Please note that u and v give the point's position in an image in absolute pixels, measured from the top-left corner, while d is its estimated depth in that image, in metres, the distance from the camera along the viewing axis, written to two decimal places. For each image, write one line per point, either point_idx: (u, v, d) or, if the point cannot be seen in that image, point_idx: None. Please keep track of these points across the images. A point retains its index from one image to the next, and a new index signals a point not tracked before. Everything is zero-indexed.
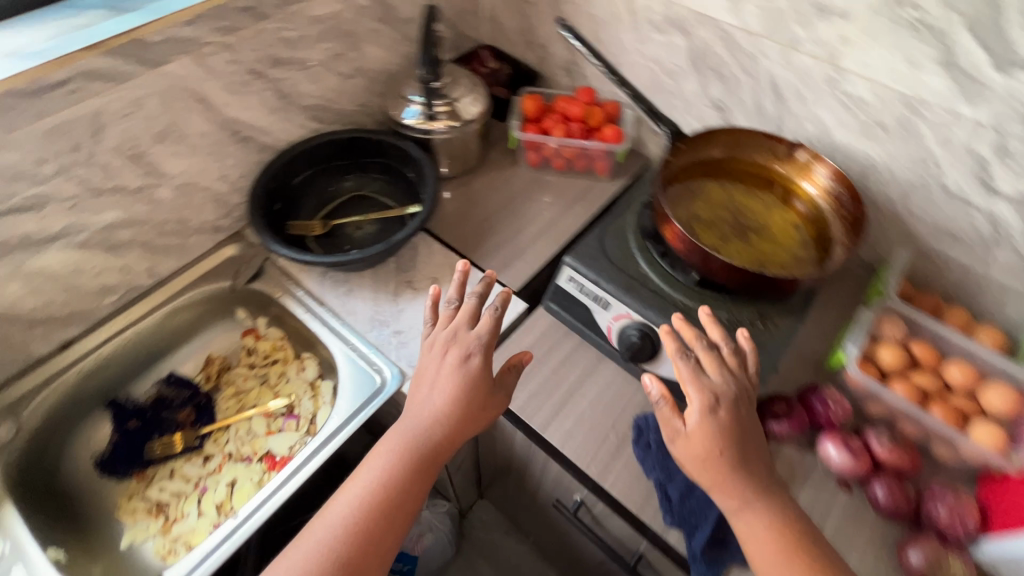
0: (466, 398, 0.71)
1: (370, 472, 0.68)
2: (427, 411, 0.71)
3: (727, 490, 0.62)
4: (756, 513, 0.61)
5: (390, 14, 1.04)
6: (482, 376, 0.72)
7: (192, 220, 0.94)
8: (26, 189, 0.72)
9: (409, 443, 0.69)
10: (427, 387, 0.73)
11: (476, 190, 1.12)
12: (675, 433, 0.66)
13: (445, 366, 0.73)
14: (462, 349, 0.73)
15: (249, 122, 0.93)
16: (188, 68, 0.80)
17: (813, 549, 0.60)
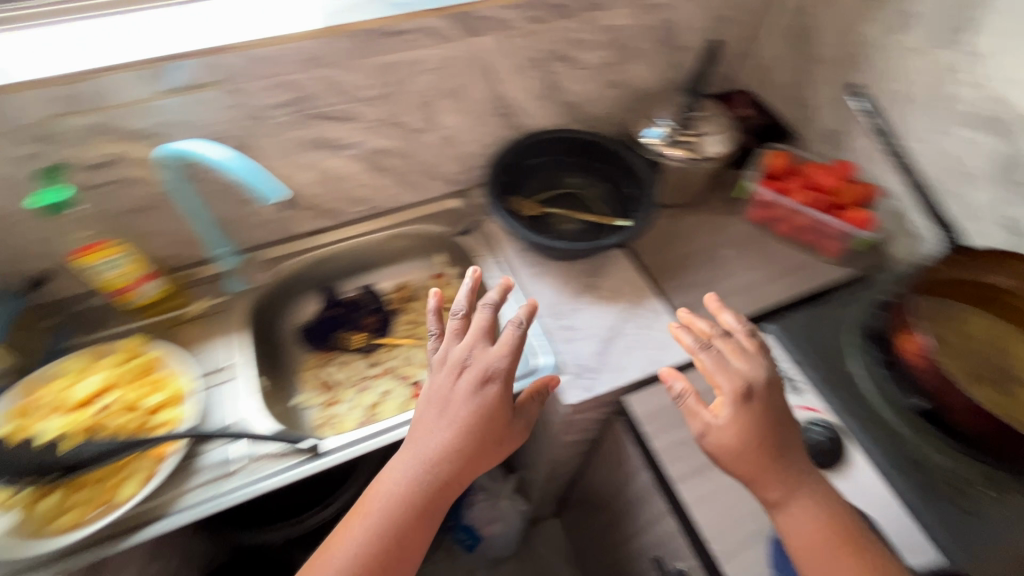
0: (483, 430, 0.71)
1: (371, 516, 0.66)
2: (435, 451, 0.69)
3: (774, 490, 0.62)
4: (810, 518, 0.61)
5: (671, 38, 1.07)
6: (499, 405, 0.73)
7: (437, 168, 1.07)
8: (347, 105, 0.89)
9: (413, 487, 0.67)
10: (439, 422, 0.71)
11: (685, 225, 1.10)
12: (705, 426, 0.64)
13: (460, 396, 0.72)
14: (478, 374, 0.73)
15: (514, 101, 1.03)
16: (492, 44, 0.92)
17: (859, 542, 0.60)
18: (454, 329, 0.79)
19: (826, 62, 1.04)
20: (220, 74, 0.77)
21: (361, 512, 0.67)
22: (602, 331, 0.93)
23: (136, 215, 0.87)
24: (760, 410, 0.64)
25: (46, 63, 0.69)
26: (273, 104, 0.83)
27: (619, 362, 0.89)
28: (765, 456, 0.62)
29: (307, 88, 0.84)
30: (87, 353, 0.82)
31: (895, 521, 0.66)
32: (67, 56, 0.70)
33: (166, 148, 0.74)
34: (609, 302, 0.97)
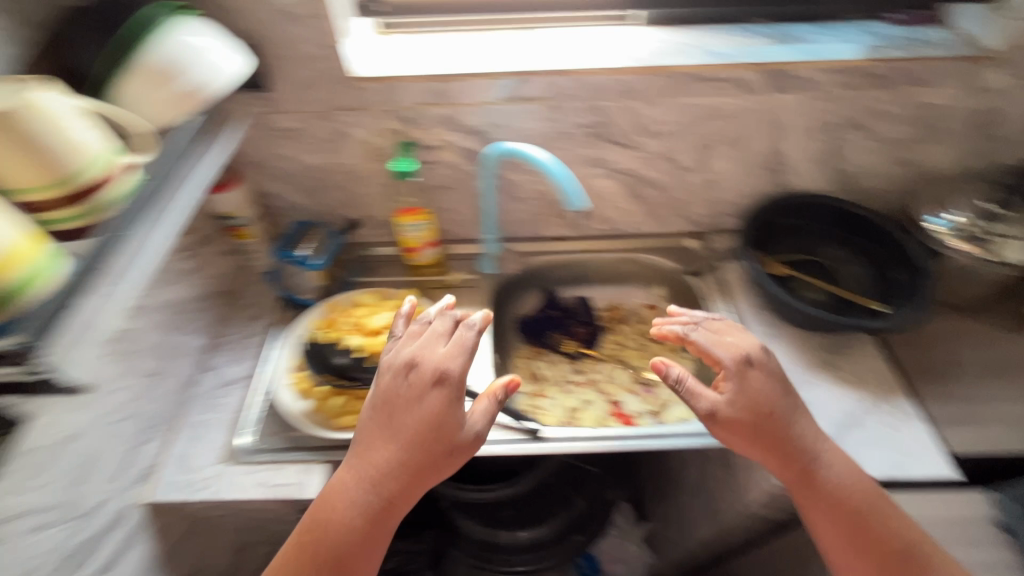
0: (428, 440, 0.69)
1: (319, 538, 0.67)
2: (381, 464, 0.69)
3: (784, 458, 0.72)
4: (834, 491, 0.71)
5: (993, 128, 0.96)
6: (447, 408, 0.71)
7: (688, 208, 1.09)
8: (636, 135, 0.95)
9: (360, 506, 0.68)
10: (386, 434, 0.71)
11: (953, 330, 0.97)
12: (714, 403, 0.73)
13: (403, 401, 0.72)
14: (426, 377, 0.72)
15: (790, 160, 1.01)
16: (793, 103, 0.92)
17: (877, 514, 0.70)
18: (411, 331, 0.80)
19: None
20: (549, 92, 0.88)
21: (308, 534, 0.68)
22: (838, 415, 0.87)
23: (437, 192, 1.03)
24: (759, 377, 0.75)
25: (432, 63, 0.86)
26: (579, 124, 0.93)
27: (858, 455, 0.81)
28: (767, 417, 0.73)
29: (612, 115, 0.92)
30: (376, 292, 1.01)
31: None
32: (447, 60, 0.87)
33: (498, 145, 0.87)
34: (851, 388, 0.90)
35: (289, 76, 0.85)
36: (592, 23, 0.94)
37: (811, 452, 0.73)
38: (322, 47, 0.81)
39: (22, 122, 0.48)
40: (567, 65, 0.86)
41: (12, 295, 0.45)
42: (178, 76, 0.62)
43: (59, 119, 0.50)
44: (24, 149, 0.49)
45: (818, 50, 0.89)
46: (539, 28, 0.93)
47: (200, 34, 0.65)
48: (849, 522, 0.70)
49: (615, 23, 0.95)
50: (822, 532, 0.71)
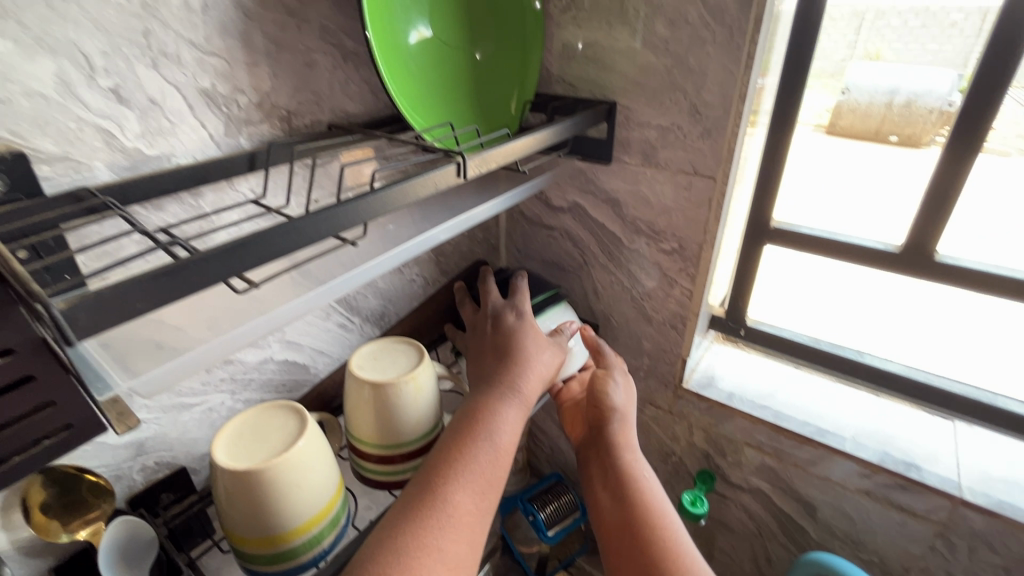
0: (543, 358, 0.58)
1: (473, 448, 0.48)
2: (513, 373, 0.55)
3: (602, 422, 0.58)
4: (631, 468, 0.54)
5: None
6: (544, 338, 0.60)
7: None
8: None
9: (510, 415, 0.52)
10: (516, 358, 0.56)
11: None
12: (606, 374, 0.62)
13: (528, 334, 0.59)
14: (505, 312, 0.62)
15: None
16: None
17: (658, 526, 0.49)
18: (467, 308, 0.68)
19: None
20: (947, 521, 0.61)
21: (452, 441, 0.48)
22: None
23: (717, 527, 0.83)
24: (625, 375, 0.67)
25: (780, 409, 0.71)
26: None
27: None
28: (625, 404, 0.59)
29: None
30: None
31: None
32: (799, 412, 0.70)
33: (847, 563, 0.64)
34: None
35: None
36: None
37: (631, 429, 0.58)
38: (662, 350, 0.77)
39: (392, 395, 0.53)
40: (996, 505, 0.58)
41: (306, 547, 0.48)
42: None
43: (418, 392, 0.54)
44: (381, 412, 0.53)
45: None
46: (955, 422, 0.68)
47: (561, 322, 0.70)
48: (632, 508, 0.51)
49: None
50: (604, 529, 0.52)
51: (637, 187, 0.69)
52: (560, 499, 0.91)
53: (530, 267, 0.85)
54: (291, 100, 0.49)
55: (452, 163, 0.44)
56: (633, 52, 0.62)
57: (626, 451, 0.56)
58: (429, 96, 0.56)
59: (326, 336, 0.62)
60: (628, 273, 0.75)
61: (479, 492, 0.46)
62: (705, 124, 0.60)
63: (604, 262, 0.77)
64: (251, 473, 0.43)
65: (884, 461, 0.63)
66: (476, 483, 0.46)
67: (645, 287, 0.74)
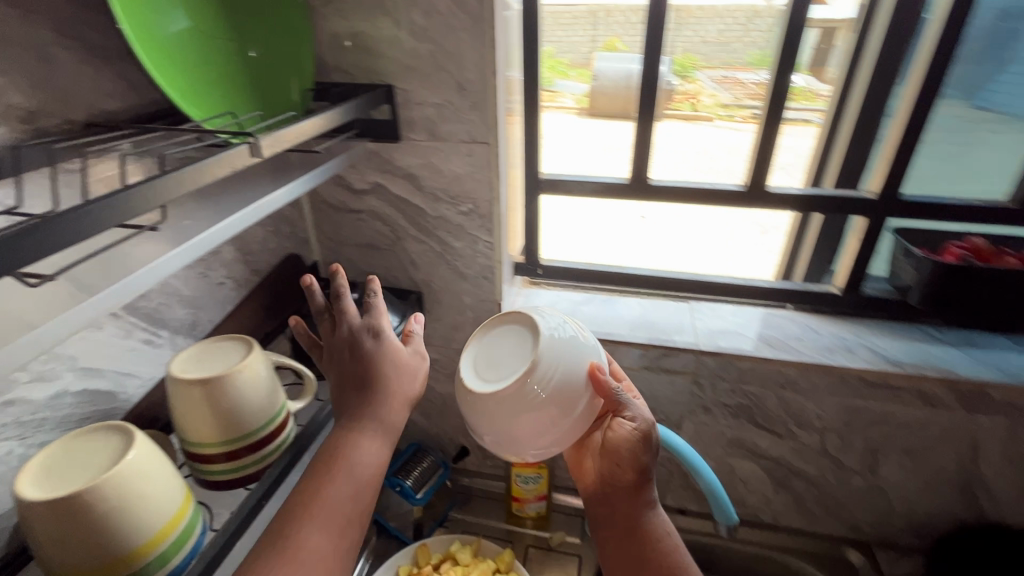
0: (405, 376, 0.58)
1: (329, 488, 0.50)
2: (370, 404, 0.55)
3: (620, 487, 0.60)
4: (649, 531, 0.59)
5: None
6: (406, 355, 0.59)
7: (849, 511, 0.91)
8: (792, 424, 0.85)
9: (370, 447, 0.54)
10: (372, 388, 0.56)
11: None
12: (619, 429, 0.59)
13: (383, 357, 0.58)
14: (360, 335, 0.58)
15: (990, 486, 0.83)
16: (994, 428, 0.78)
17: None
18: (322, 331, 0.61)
19: None
20: (696, 370, 0.84)
21: (305, 488, 0.51)
22: None
23: None
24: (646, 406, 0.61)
25: (578, 325, 0.88)
26: (722, 402, 0.87)
27: None
28: (645, 454, 0.58)
29: (762, 404, 0.85)
30: (471, 542, 0.90)
31: None
32: (593, 323, 0.89)
33: None
34: None
35: (444, 318, 0.91)
36: (745, 304, 0.92)
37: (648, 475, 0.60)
38: (481, 301, 0.88)
39: (226, 387, 0.52)
40: (720, 348, 0.83)
41: (159, 564, 0.46)
42: (571, 401, 0.55)
43: (254, 380, 0.55)
44: (218, 409, 0.53)
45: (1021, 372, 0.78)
46: (691, 302, 0.93)
47: (568, 328, 0.58)
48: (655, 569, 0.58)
49: (771, 306, 0.92)
50: None
51: (427, 160, 0.77)
52: (422, 464, 0.97)
53: (345, 253, 0.88)
54: (30, 99, 0.45)
55: (244, 144, 0.46)
56: (399, 40, 0.69)
57: (642, 511, 0.60)
58: (201, 85, 0.55)
59: (130, 357, 0.57)
60: (437, 239, 0.84)
61: (336, 527, 0.49)
62: (471, 98, 0.71)
63: (414, 234, 0.84)
64: (77, 495, 0.40)
65: (652, 341, 0.84)
66: (331, 519, 0.49)
67: (455, 248, 0.84)
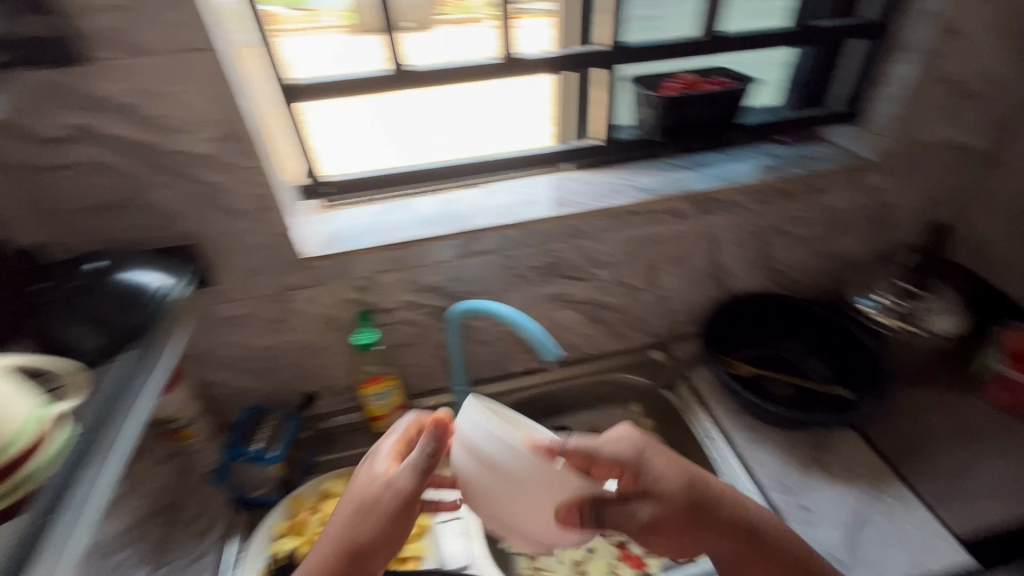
0: (387, 500, 0.61)
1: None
2: (347, 529, 0.61)
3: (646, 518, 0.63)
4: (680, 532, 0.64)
5: (883, 217, 1.11)
6: (397, 483, 0.62)
7: (647, 321, 1.14)
8: (591, 267, 1.00)
9: (326, 550, 0.61)
10: (354, 513, 0.61)
11: (910, 401, 1.04)
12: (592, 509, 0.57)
13: (374, 489, 0.62)
14: (380, 468, 0.64)
15: (729, 267, 1.10)
16: (722, 223, 1.02)
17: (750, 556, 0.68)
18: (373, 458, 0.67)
19: None
20: (502, 244, 0.92)
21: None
22: (844, 518, 0.87)
23: (399, 350, 1.00)
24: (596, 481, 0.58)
25: (382, 233, 0.88)
26: (532, 266, 0.97)
27: (877, 562, 0.81)
28: (642, 501, 0.63)
29: (563, 256, 0.98)
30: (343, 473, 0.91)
31: None
32: (400, 228, 0.89)
33: (466, 304, 0.85)
34: (846, 484, 0.92)
35: (235, 266, 0.82)
36: (530, 173, 1.01)
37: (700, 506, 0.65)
38: (271, 236, 0.80)
39: None
40: (520, 219, 0.91)
41: None
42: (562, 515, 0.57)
43: None
44: None
45: (731, 175, 1.01)
46: (484, 184, 0.98)
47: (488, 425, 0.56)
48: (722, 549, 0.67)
49: (551, 171, 1.02)
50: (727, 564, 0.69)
51: (135, 83, 0.64)
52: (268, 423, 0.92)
53: (73, 223, 0.71)
54: None
55: None
56: None
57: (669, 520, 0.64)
58: None
59: None
60: (190, 178, 0.72)
61: None
62: None
63: (157, 178, 0.71)
64: None
65: (461, 228, 0.88)
66: None
67: (216, 184, 0.73)
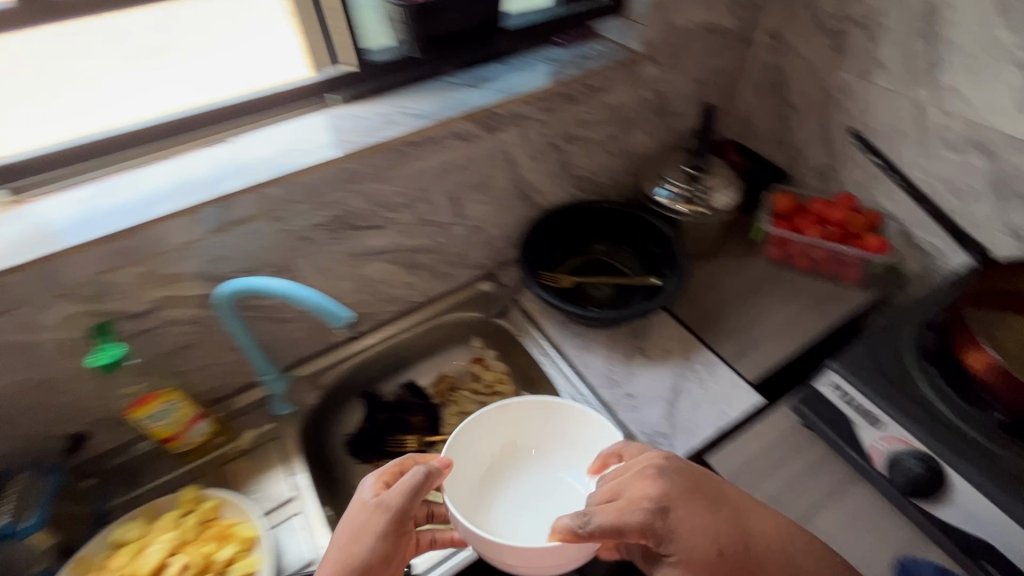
0: (382, 522, 0.62)
1: None
2: (339, 559, 0.61)
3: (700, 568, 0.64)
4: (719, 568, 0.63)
5: (663, 108, 1.15)
6: (388, 504, 0.63)
7: (467, 255, 1.10)
8: (384, 213, 0.91)
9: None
10: (348, 542, 0.61)
11: (708, 271, 1.15)
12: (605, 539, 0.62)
13: (371, 510, 0.64)
14: (370, 496, 0.66)
15: (534, 183, 1.08)
16: (513, 138, 0.97)
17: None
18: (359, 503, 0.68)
19: (800, 108, 1.17)
20: (264, 206, 0.78)
21: None
22: (663, 393, 0.95)
23: (179, 355, 0.84)
24: (609, 513, 0.62)
25: (91, 222, 0.69)
26: (314, 225, 0.85)
27: (692, 422, 0.90)
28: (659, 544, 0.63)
29: (349, 205, 0.86)
30: (140, 514, 0.78)
31: (997, 529, 0.68)
32: (117, 210, 0.71)
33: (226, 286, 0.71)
34: (663, 361, 1.00)
35: None
36: (289, 117, 0.87)
37: (720, 533, 0.65)
38: None
39: None
40: (277, 172, 0.77)
41: None
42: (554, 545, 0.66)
43: None
44: None
45: (511, 85, 0.95)
46: (231, 137, 0.82)
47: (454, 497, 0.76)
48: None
49: (313, 110, 0.89)
50: None
51: None
52: (17, 489, 0.74)
53: None
54: None
55: None
56: None
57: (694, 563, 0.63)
58: None
59: None
60: None
61: None
62: None
63: None
64: None
65: (198, 198, 0.72)
66: None
67: None
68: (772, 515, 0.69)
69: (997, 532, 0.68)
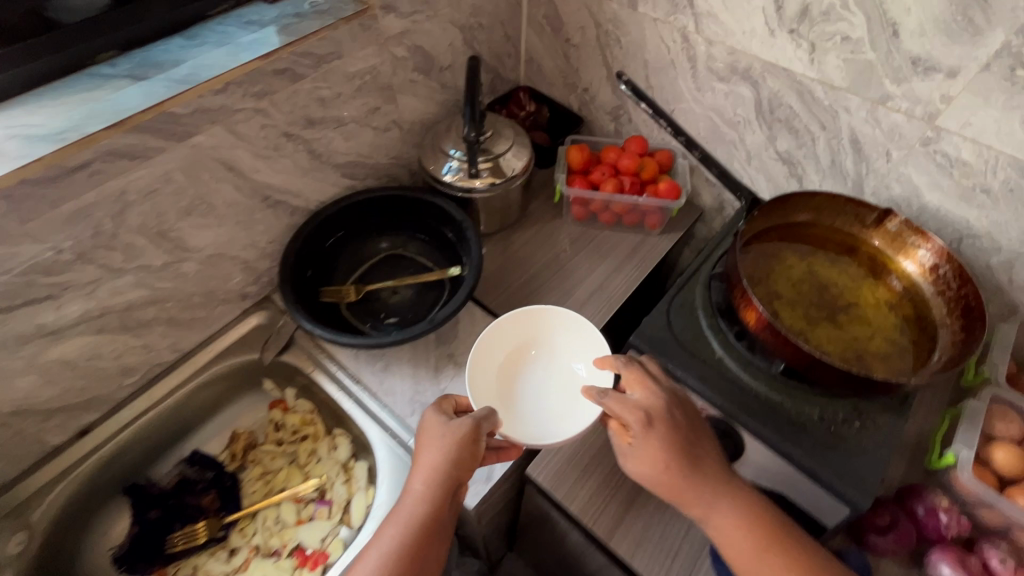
0: (461, 453, 0.69)
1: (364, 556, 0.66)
2: (429, 479, 0.68)
3: (676, 471, 0.65)
4: (694, 472, 0.66)
5: (427, 64, 0.97)
6: (467, 429, 0.70)
7: (219, 290, 0.87)
8: (43, 280, 0.66)
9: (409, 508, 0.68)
10: (440, 467, 0.68)
11: (516, 245, 1.06)
12: (625, 454, 0.68)
13: (454, 437, 0.70)
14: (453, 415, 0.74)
15: (280, 186, 0.86)
16: (221, 140, 0.74)
17: (781, 540, 0.64)
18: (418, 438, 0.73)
19: (580, 44, 1.06)
20: None
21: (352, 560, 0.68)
22: None
23: None
24: (619, 404, 0.68)
25: None
26: None
27: None
28: (639, 434, 0.66)
29: None
30: None
31: (785, 479, 0.70)
32: None
33: None
34: None
35: None
36: None
37: (687, 457, 0.66)
38: None
39: None
40: None
41: None
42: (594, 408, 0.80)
43: None
44: None
45: (194, 72, 0.69)
46: None
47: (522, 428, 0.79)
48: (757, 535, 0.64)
49: None
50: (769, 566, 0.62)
51: None
52: None
53: None
54: None
55: None
56: None
57: (677, 467, 0.65)
58: None
59: None
60: None
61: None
62: None
63: None
64: None
65: None
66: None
67: None
68: (722, 471, 0.67)
69: (784, 479, 0.70)
